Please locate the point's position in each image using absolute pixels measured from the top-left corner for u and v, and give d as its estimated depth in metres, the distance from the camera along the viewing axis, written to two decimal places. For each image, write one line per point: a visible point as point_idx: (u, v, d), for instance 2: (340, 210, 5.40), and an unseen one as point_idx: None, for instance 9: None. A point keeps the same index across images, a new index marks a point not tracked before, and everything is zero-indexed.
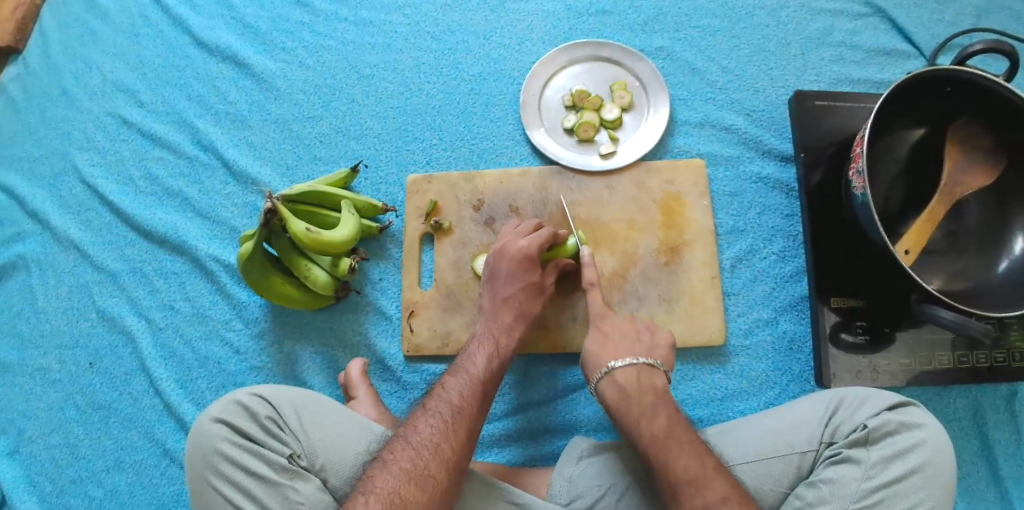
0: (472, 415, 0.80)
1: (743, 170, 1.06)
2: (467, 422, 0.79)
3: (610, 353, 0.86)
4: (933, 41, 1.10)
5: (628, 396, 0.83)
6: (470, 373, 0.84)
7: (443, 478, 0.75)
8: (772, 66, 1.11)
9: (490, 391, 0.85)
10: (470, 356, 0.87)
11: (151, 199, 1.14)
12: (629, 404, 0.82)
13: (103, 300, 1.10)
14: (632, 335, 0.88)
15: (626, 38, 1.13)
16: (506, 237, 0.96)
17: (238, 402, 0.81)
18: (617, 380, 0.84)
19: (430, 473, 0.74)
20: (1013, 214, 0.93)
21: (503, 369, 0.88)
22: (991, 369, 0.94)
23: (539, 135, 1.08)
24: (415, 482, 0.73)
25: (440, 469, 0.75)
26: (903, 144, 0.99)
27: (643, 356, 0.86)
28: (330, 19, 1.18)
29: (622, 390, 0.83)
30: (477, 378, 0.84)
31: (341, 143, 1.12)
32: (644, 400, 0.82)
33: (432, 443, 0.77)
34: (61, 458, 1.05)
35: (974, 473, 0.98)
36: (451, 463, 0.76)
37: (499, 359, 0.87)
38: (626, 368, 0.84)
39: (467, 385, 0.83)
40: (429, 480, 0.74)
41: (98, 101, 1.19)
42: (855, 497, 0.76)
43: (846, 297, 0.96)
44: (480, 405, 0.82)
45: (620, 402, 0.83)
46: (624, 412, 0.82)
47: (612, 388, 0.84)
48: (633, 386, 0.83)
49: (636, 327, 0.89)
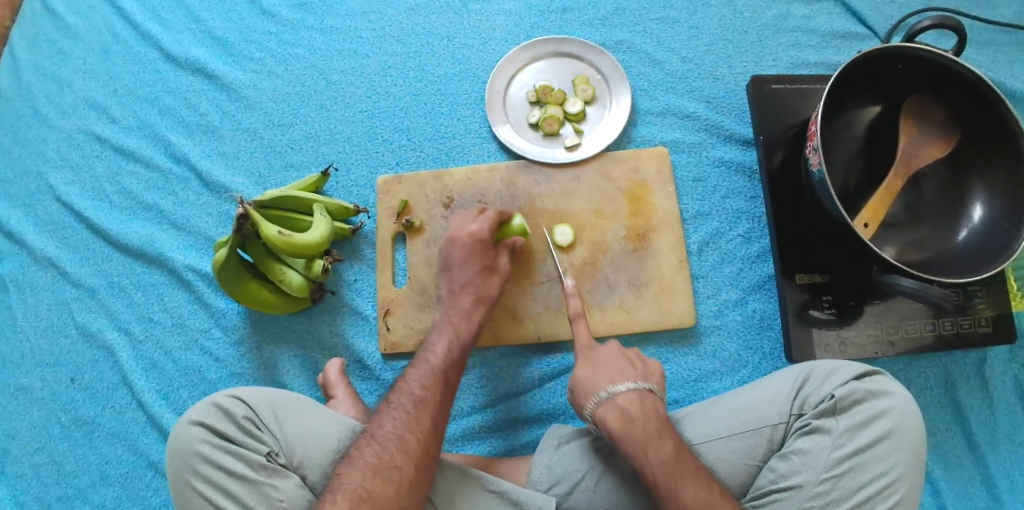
0: (434, 403, 0.82)
1: (706, 155, 1.08)
2: (429, 411, 0.81)
3: (605, 380, 0.84)
4: (886, 22, 1.13)
5: (633, 420, 0.80)
6: (432, 364, 0.86)
7: (410, 469, 0.76)
8: (730, 54, 1.13)
9: (453, 379, 0.86)
10: (429, 347, 0.89)
11: (127, 213, 1.15)
12: (634, 428, 0.79)
13: (83, 316, 1.11)
14: (622, 362, 0.87)
15: (587, 33, 1.15)
16: (454, 224, 0.98)
17: (216, 404, 0.82)
18: (618, 403, 0.81)
19: (395, 465, 0.75)
20: (969, 184, 0.95)
21: (463, 357, 0.89)
22: (958, 336, 0.97)
23: (505, 131, 1.10)
24: (382, 476, 0.74)
25: (406, 461, 0.76)
26: (859, 122, 1.00)
27: (641, 380, 0.84)
28: (296, 28, 1.20)
29: (625, 415, 0.80)
30: (439, 369, 0.85)
31: (312, 148, 1.14)
32: (650, 424, 0.79)
33: (395, 436, 0.78)
34: (47, 475, 1.05)
35: (948, 441, 0.99)
36: (417, 453, 0.77)
37: (459, 345, 0.89)
38: (627, 392, 0.82)
39: (427, 375, 0.84)
40: (395, 473, 0.75)
41: (70, 120, 1.21)
42: (826, 467, 0.77)
43: (811, 274, 0.98)
44: (443, 395, 0.83)
45: (624, 427, 0.79)
46: (627, 437, 0.79)
47: (614, 413, 0.81)
48: (636, 409, 0.81)
49: (626, 355, 0.88)
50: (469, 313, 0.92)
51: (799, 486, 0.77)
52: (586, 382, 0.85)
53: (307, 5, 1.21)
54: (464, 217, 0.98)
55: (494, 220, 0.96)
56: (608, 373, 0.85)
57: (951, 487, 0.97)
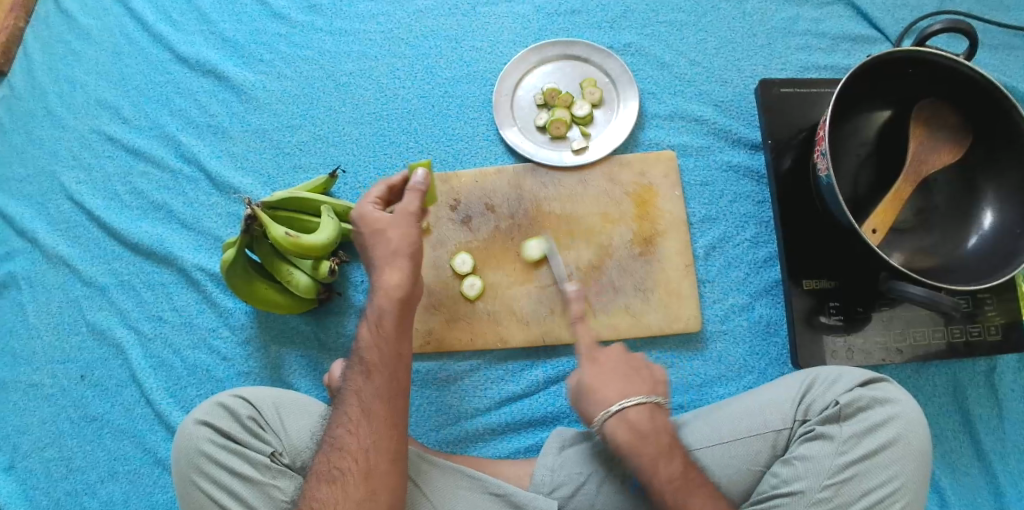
0: (362, 395, 0.78)
1: (714, 159, 1.08)
2: (358, 404, 0.77)
3: (615, 392, 0.79)
4: (898, 25, 1.12)
5: (644, 437, 0.78)
6: (358, 353, 0.81)
7: (350, 466, 0.75)
8: (740, 57, 1.13)
9: (380, 363, 0.79)
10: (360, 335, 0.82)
11: (137, 212, 1.16)
12: (645, 446, 0.77)
13: (94, 314, 1.12)
14: (627, 370, 0.82)
15: (596, 36, 1.15)
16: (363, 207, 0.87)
17: (221, 403, 0.83)
18: (629, 420, 0.78)
19: (338, 468, 0.75)
20: (980, 190, 0.95)
21: (387, 331, 0.80)
22: (967, 344, 0.96)
23: (512, 134, 1.10)
24: (326, 480, 0.75)
25: (345, 459, 0.75)
26: (869, 127, 0.99)
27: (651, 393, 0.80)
28: (305, 30, 1.20)
29: (637, 432, 0.78)
30: (363, 355, 0.80)
31: (320, 150, 1.15)
32: (660, 441, 0.78)
33: (331, 438, 0.77)
34: (57, 471, 1.07)
35: (956, 449, 0.98)
36: (352, 449, 0.75)
37: (376, 325, 0.81)
38: (639, 408, 0.78)
39: (356, 369, 0.79)
40: (335, 473, 0.75)
41: (83, 119, 1.22)
42: (829, 473, 0.76)
43: (818, 280, 0.98)
44: (367, 383, 0.78)
45: (634, 443, 0.77)
46: (637, 455, 0.77)
47: (625, 429, 0.78)
48: (647, 426, 0.78)
49: (633, 363, 0.83)
50: (392, 288, 0.81)
51: (801, 492, 0.76)
52: (595, 394, 0.80)
53: (317, 7, 1.21)
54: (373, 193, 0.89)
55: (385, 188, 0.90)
56: (619, 386, 0.80)
57: (959, 496, 0.96)
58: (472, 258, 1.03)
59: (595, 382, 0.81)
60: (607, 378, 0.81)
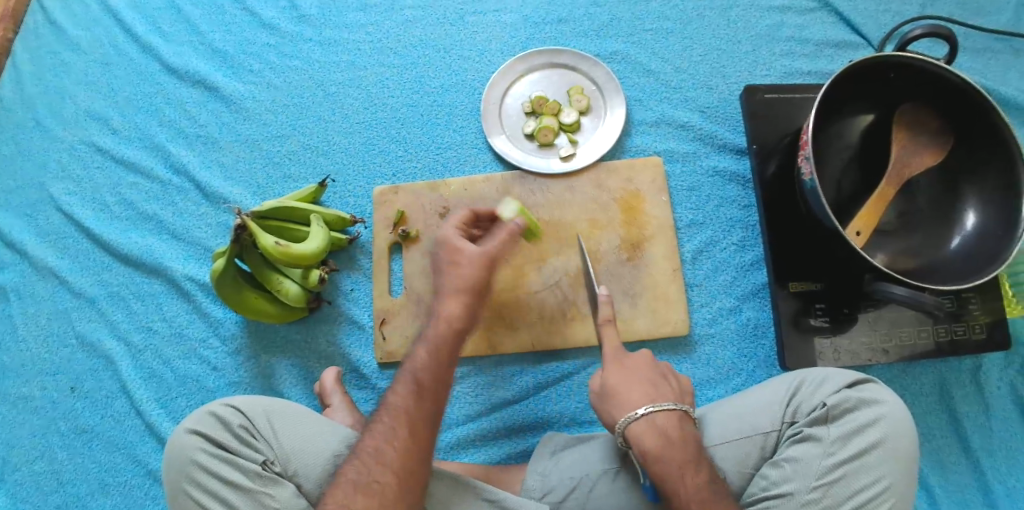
0: (410, 413, 0.80)
1: (700, 164, 1.09)
2: (406, 421, 0.80)
3: (642, 396, 0.81)
4: (879, 31, 1.14)
5: (673, 443, 0.77)
6: (410, 374, 0.83)
7: (388, 481, 0.76)
8: (724, 64, 1.14)
9: (429, 381, 0.83)
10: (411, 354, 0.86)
11: (127, 223, 1.16)
12: (673, 452, 0.77)
13: (84, 325, 1.12)
14: (655, 376, 0.84)
15: (582, 44, 1.16)
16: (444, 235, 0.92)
17: (213, 413, 0.83)
18: (657, 425, 0.78)
19: (377, 479, 0.76)
20: (963, 192, 0.96)
21: (441, 357, 0.85)
22: (952, 344, 0.97)
23: (500, 142, 1.11)
24: (363, 492, 0.75)
25: (386, 473, 0.76)
26: (853, 130, 1.00)
27: (678, 402, 0.81)
28: (294, 40, 1.21)
29: (664, 437, 0.77)
30: (418, 375, 0.83)
31: (310, 159, 1.15)
32: (687, 449, 0.77)
33: (372, 449, 0.78)
34: (46, 484, 1.06)
35: (944, 448, 0.99)
36: (395, 464, 0.77)
37: (435, 348, 0.85)
38: (669, 414, 0.79)
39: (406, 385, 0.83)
40: (375, 486, 0.75)
41: (72, 130, 1.22)
42: (817, 475, 0.77)
43: (804, 282, 0.99)
44: (418, 403, 0.81)
45: (664, 448, 0.77)
46: (665, 461, 0.76)
47: (652, 434, 0.78)
48: (674, 432, 0.78)
49: (660, 371, 0.84)
50: (456, 318, 0.86)
51: (790, 494, 0.77)
52: (617, 398, 0.81)
53: (306, 17, 1.22)
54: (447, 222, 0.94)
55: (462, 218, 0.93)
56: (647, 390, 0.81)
57: (948, 495, 0.97)
58: None
59: (620, 386, 0.82)
60: (631, 383, 0.82)
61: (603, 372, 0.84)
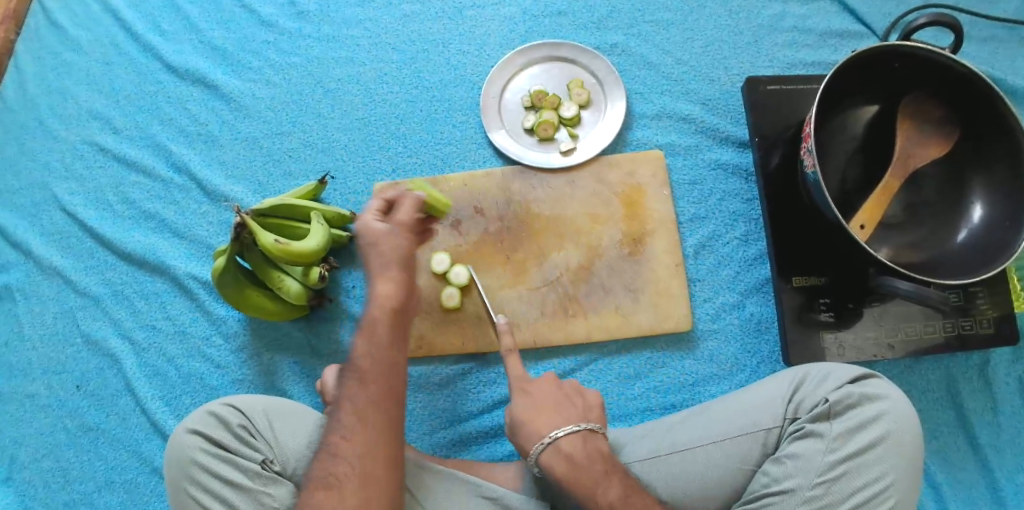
0: (358, 400, 0.75)
1: (702, 157, 1.08)
2: (354, 410, 0.74)
3: (549, 421, 0.79)
4: (885, 20, 1.12)
5: (577, 466, 0.76)
6: (351, 362, 0.77)
7: (345, 471, 0.71)
8: (727, 55, 1.13)
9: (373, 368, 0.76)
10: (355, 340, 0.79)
11: (130, 222, 1.16)
12: (581, 476, 0.76)
13: (88, 324, 1.12)
14: (559, 398, 0.82)
15: (582, 37, 1.15)
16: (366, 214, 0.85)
17: (212, 412, 0.83)
18: (561, 450, 0.77)
19: (336, 475, 0.71)
20: (970, 184, 0.94)
21: (382, 337, 0.78)
22: (959, 338, 0.96)
23: (500, 137, 1.10)
24: (319, 487, 0.71)
25: (343, 467, 0.72)
26: (857, 122, 0.99)
27: (582, 421, 0.79)
28: (293, 37, 1.21)
29: (569, 461, 0.77)
30: (362, 363, 0.77)
31: (310, 156, 1.15)
32: (595, 468, 0.76)
33: (326, 444, 0.74)
34: (55, 481, 1.07)
35: (951, 443, 0.98)
36: (349, 454, 0.72)
37: (373, 330, 0.78)
38: (573, 437, 0.77)
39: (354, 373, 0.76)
40: (330, 481, 0.71)
41: (74, 130, 1.22)
42: (819, 471, 0.76)
43: (808, 276, 0.97)
44: (362, 388, 0.75)
45: (570, 473, 0.76)
46: (576, 485, 0.75)
47: (560, 460, 0.77)
48: (581, 455, 0.77)
49: (563, 390, 0.83)
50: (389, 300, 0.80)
51: (791, 490, 0.76)
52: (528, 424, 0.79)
53: (304, 13, 1.22)
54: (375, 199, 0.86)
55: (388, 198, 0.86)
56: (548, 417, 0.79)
57: (955, 491, 0.96)
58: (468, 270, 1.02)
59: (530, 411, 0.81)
60: (540, 407, 0.81)
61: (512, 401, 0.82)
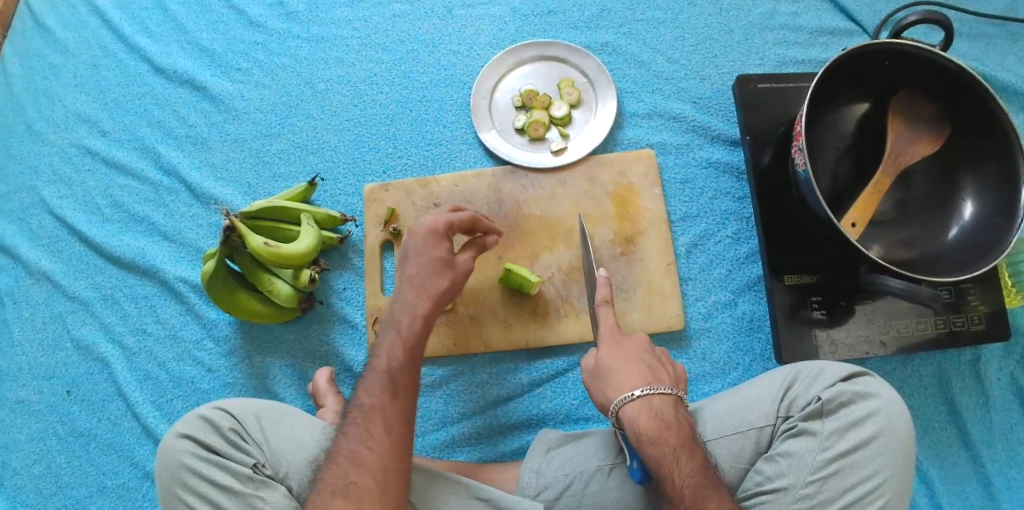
0: (384, 411, 0.79)
1: (694, 156, 1.08)
2: (380, 420, 0.79)
3: (636, 379, 0.81)
4: (875, 17, 1.12)
5: (667, 425, 0.77)
6: (383, 371, 0.82)
7: (366, 482, 0.75)
8: (717, 54, 1.12)
9: (404, 381, 0.82)
10: (379, 349, 0.85)
11: (119, 225, 1.16)
12: (668, 435, 0.76)
13: (77, 329, 1.11)
14: (652, 360, 0.84)
15: (572, 36, 1.15)
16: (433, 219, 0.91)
17: (202, 416, 0.83)
18: (652, 407, 0.78)
19: (352, 481, 0.75)
20: (960, 181, 0.94)
21: (411, 352, 0.84)
22: (951, 334, 0.96)
23: (491, 136, 1.10)
24: (341, 494, 0.74)
25: (363, 474, 0.75)
26: (846, 120, 0.99)
27: (672, 387, 0.81)
28: (282, 37, 1.20)
29: (660, 419, 0.77)
30: (392, 373, 0.82)
31: (300, 157, 1.14)
32: (682, 434, 0.77)
33: (350, 451, 0.77)
34: (46, 487, 1.06)
35: (943, 440, 0.98)
36: (372, 466, 0.76)
37: (403, 345, 0.83)
38: (664, 398, 0.79)
39: (379, 382, 0.81)
40: (352, 488, 0.74)
41: (62, 133, 1.21)
42: (812, 469, 0.76)
43: (800, 274, 0.97)
44: (394, 399, 0.80)
45: (657, 430, 0.76)
46: (659, 443, 0.75)
47: (646, 415, 0.78)
48: (670, 415, 0.78)
49: (656, 355, 0.85)
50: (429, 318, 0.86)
51: (784, 489, 0.76)
52: (614, 377, 0.81)
53: (294, 14, 1.21)
54: (434, 211, 0.92)
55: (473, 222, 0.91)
56: (633, 377, 0.81)
57: (947, 487, 0.96)
58: None
59: (614, 364, 0.83)
60: (625, 363, 0.82)
61: (598, 351, 0.84)
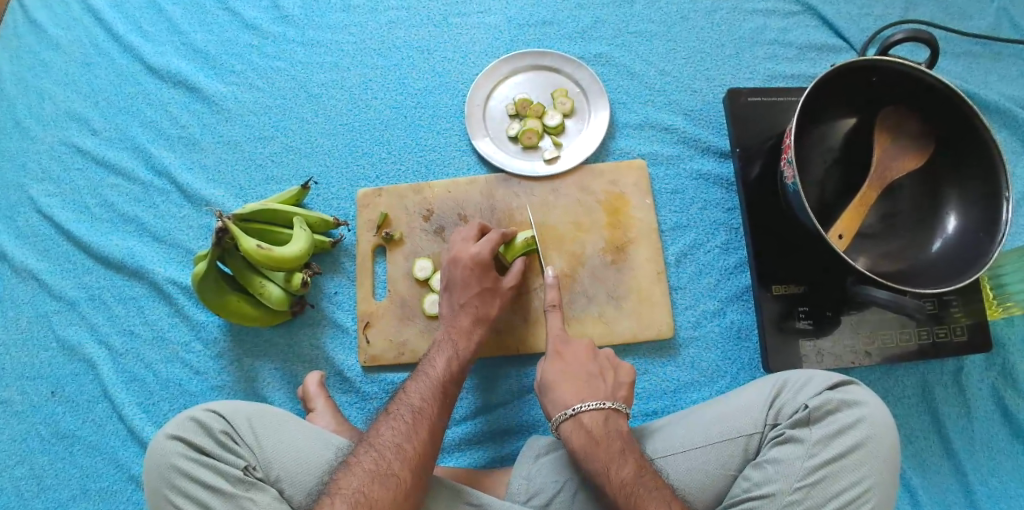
0: (432, 416, 0.82)
1: (684, 167, 1.09)
2: (427, 423, 0.81)
3: (574, 395, 0.86)
4: (862, 34, 1.15)
5: (596, 440, 0.81)
6: (433, 377, 0.87)
7: (405, 475, 0.75)
8: (708, 67, 1.14)
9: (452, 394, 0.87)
10: (429, 361, 0.90)
11: (108, 226, 1.15)
12: (597, 448, 0.80)
13: (63, 329, 1.11)
14: (592, 371, 0.89)
15: (566, 47, 1.16)
16: (454, 245, 0.98)
17: (194, 418, 0.82)
18: (583, 424, 0.82)
19: (394, 472, 0.75)
20: (945, 195, 0.96)
21: (462, 372, 0.90)
22: (935, 346, 0.97)
23: (484, 144, 1.10)
24: (380, 481, 0.74)
25: (403, 467, 0.76)
26: (835, 135, 1.01)
27: (608, 401, 0.85)
28: (277, 40, 1.21)
29: (590, 435, 0.81)
30: (440, 385, 0.86)
31: (293, 161, 1.15)
32: (612, 446, 0.80)
33: (394, 443, 0.78)
34: (27, 489, 1.05)
35: (926, 449, 1.00)
36: (414, 461, 0.77)
37: (458, 360, 0.90)
38: (594, 412, 0.83)
39: (428, 388, 0.85)
40: (393, 479, 0.74)
41: (51, 131, 1.21)
42: (799, 475, 0.77)
43: (788, 285, 0.99)
44: (440, 407, 0.84)
45: (587, 446, 0.81)
46: (590, 456, 0.80)
47: (578, 433, 0.82)
48: (599, 430, 0.82)
49: (599, 365, 0.89)
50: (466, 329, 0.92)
51: (771, 495, 0.76)
52: None
53: (289, 17, 1.22)
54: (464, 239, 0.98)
55: (496, 242, 0.96)
56: (575, 390, 0.86)
57: (930, 495, 0.97)
58: (432, 263, 1.05)
59: (558, 380, 0.88)
60: (567, 377, 0.88)
61: (545, 368, 0.90)
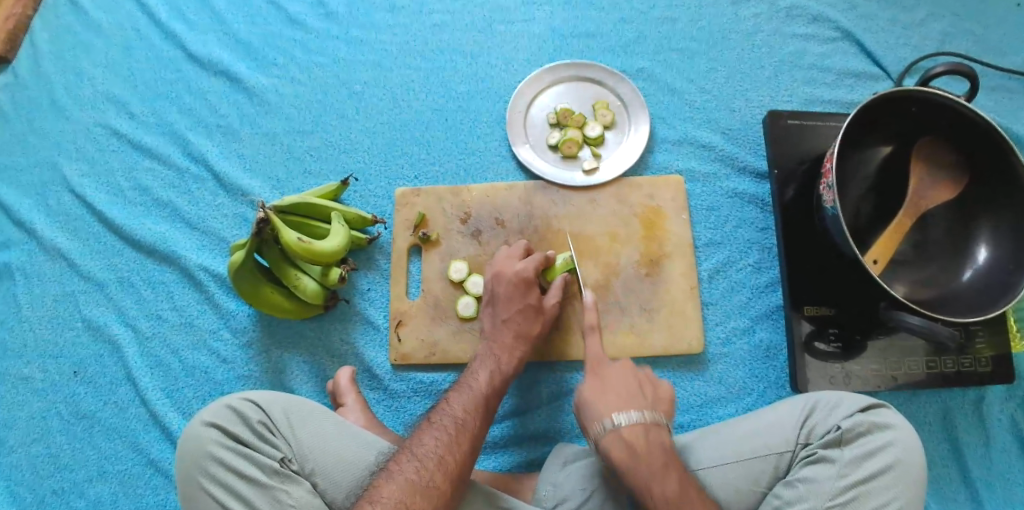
0: (472, 428, 0.83)
1: (720, 185, 1.11)
2: (468, 436, 0.82)
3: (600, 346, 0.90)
4: (899, 64, 1.17)
5: (615, 389, 0.86)
6: (474, 390, 0.87)
7: (444, 487, 0.77)
8: (748, 87, 1.16)
9: (491, 407, 0.87)
10: (473, 374, 0.90)
11: (141, 209, 1.16)
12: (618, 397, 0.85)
13: (90, 309, 1.11)
14: None
15: (608, 60, 1.18)
16: (499, 261, 1.00)
17: (231, 406, 0.82)
18: (604, 375, 0.87)
19: (435, 484, 0.76)
20: (977, 226, 0.97)
21: (502, 386, 0.90)
22: (959, 375, 0.99)
23: (524, 151, 1.11)
24: (421, 493, 0.75)
25: (443, 479, 0.77)
26: (872, 161, 1.02)
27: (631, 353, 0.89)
28: (321, 36, 1.22)
29: (609, 384, 0.86)
30: (479, 397, 0.87)
31: (332, 156, 1.15)
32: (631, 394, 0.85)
33: (436, 455, 0.78)
34: (43, 467, 1.05)
35: (945, 477, 1.01)
36: (453, 474, 0.78)
37: (500, 376, 0.90)
38: None
39: (470, 400, 0.86)
40: (434, 492, 0.75)
41: (88, 112, 1.21)
42: (831, 495, 0.78)
43: (819, 307, 1.00)
44: (482, 421, 0.85)
45: (607, 395, 0.86)
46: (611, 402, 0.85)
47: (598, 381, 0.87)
48: (619, 379, 0.87)
49: None
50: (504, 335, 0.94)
51: None
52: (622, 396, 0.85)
53: (334, 14, 1.23)
54: (509, 255, 1.00)
55: (541, 261, 0.98)
56: None
57: None
58: (467, 265, 1.06)
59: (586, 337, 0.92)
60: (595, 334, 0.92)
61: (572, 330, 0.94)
